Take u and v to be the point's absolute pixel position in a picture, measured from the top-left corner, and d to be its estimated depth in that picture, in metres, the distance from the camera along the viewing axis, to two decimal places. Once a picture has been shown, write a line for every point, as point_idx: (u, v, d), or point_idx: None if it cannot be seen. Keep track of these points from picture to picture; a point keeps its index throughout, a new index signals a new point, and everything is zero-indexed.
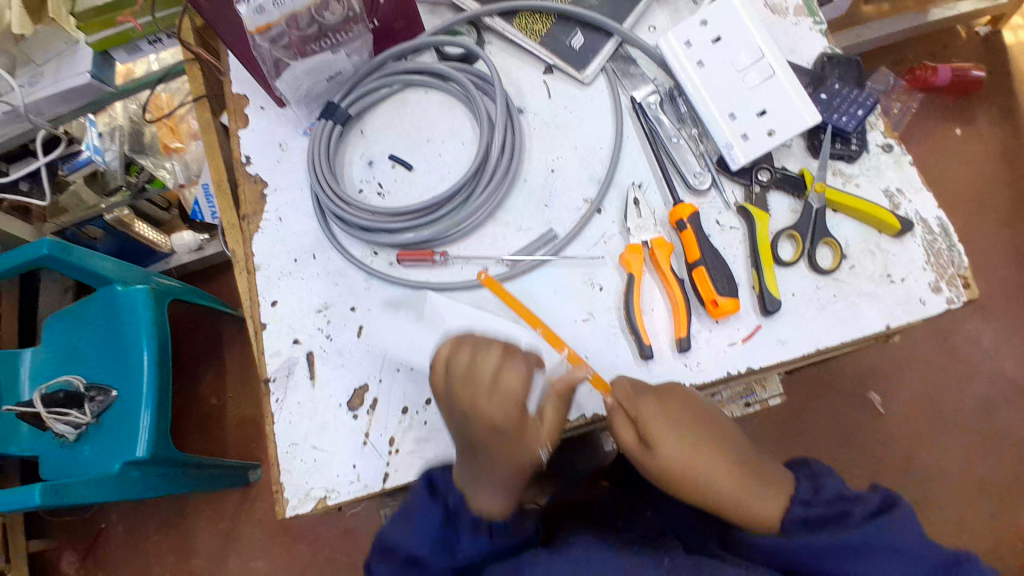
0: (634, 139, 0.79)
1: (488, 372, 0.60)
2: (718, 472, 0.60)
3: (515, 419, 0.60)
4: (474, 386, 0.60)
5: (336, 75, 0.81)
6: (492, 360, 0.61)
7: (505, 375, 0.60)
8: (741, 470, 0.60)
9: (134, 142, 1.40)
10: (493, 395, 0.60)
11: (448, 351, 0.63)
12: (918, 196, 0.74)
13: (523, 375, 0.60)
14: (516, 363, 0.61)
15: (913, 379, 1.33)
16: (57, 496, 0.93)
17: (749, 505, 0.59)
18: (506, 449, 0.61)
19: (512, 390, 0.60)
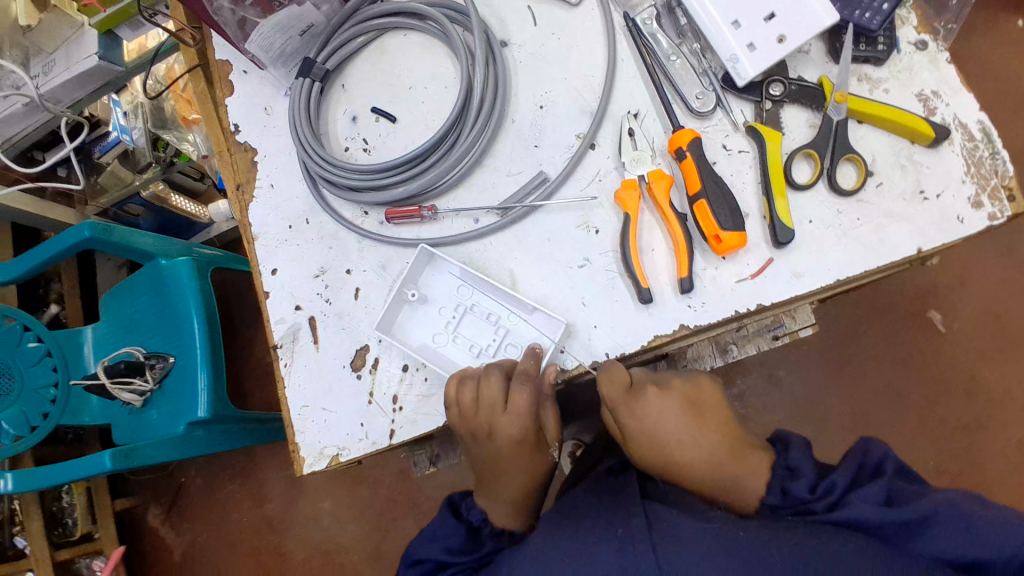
0: (629, 62, 0.72)
1: (497, 396, 0.65)
2: (697, 457, 0.63)
3: (526, 430, 0.67)
4: (486, 411, 0.65)
5: (309, 28, 0.78)
6: (498, 386, 0.65)
7: (513, 396, 0.65)
8: (721, 452, 0.63)
9: (157, 118, 1.32)
10: (506, 414, 0.66)
11: (457, 386, 0.65)
12: (957, 97, 0.65)
13: (530, 396, 0.65)
14: (521, 385, 0.65)
15: (977, 296, 1.22)
16: (126, 460, 0.99)
17: (741, 481, 0.61)
18: (520, 458, 0.69)
19: (523, 407, 0.65)
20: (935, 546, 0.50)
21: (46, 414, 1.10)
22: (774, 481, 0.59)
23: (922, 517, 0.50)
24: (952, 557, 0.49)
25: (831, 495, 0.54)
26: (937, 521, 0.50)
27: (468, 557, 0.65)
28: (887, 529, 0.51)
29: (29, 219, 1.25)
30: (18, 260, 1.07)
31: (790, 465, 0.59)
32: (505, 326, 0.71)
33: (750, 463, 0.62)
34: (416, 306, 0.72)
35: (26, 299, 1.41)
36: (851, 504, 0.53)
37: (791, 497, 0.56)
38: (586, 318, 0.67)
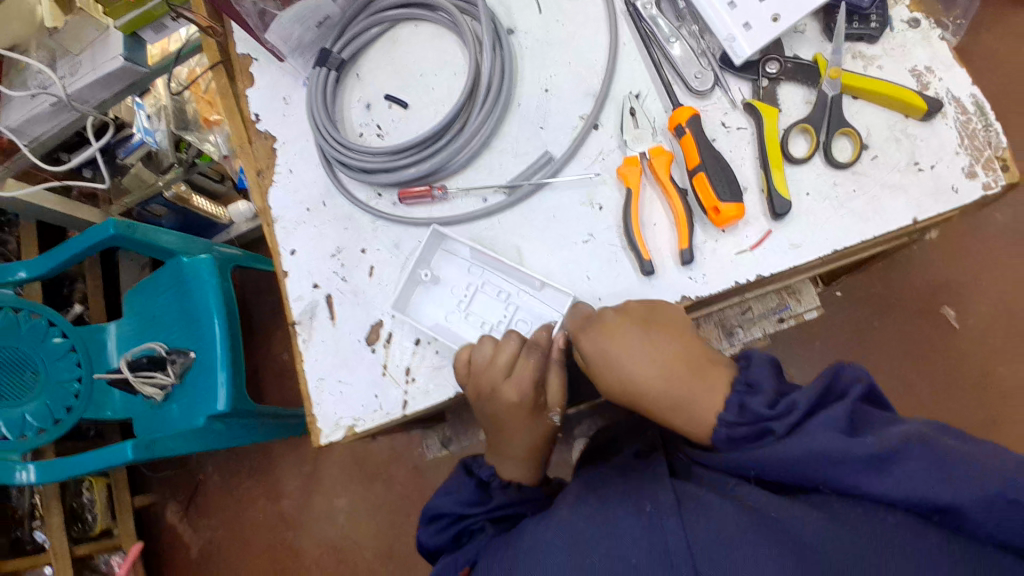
0: (631, 45, 0.75)
1: (503, 362, 0.66)
2: (658, 385, 0.60)
3: (530, 398, 0.67)
4: (491, 373, 0.66)
5: (325, 20, 0.81)
6: (510, 348, 0.67)
7: (519, 363, 0.67)
8: (680, 377, 0.60)
9: (179, 120, 1.36)
10: (510, 381, 0.67)
11: (470, 349, 0.68)
12: (950, 72, 0.67)
13: (537, 363, 0.67)
14: (531, 350, 0.68)
15: (990, 289, 1.22)
16: (146, 451, 1.03)
17: (691, 404, 0.59)
18: (521, 423, 0.68)
19: (529, 376, 0.67)
20: (901, 483, 0.48)
21: (69, 407, 1.14)
22: (732, 396, 0.57)
23: (891, 449, 0.49)
24: (914, 494, 0.48)
25: (793, 415, 0.53)
26: (907, 455, 0.49)
27: (478, 508, 0.69)
28: (855, 464, 0.49)
29: (55, 217, 1.31)
30: (46, 257, 1.11)
31: (748, 382, 0.58)
32: (515, 302, 0.74)
33: (711, 378, 0.59)
34: (430, 286, 0.76)
35: (51, 297, 1.45)
36: (809, 432, 0.51)
37: (750, 415, 0.55)
38: (591, 290, 0.70)
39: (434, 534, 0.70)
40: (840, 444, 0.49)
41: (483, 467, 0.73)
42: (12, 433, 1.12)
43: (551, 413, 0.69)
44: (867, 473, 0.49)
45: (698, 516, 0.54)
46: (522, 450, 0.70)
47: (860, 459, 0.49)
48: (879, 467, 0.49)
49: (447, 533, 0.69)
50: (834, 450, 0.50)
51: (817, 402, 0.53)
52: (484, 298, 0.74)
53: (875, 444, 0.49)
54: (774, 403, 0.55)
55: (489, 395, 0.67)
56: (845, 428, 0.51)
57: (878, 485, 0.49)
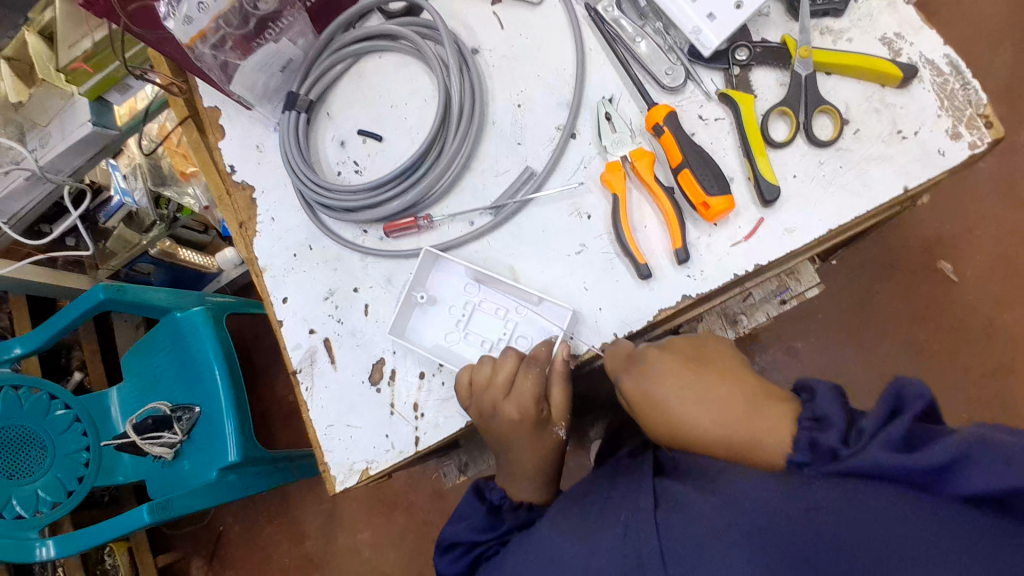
0: (596, 51, 0.74)
1: (502, 380, 0.65)
2: (705, 417, 0.56)
3: (532, 413, 0.66)
4: (491, 393, 0.65)
5: (289, 64, 0.81)
6: (508, 366, 0.66)
7: (519, 379, 0.66)
8: (735, 407, 0.55)
9: (155, 176, 1.32)
10: (511, 398, 0.65)
11: (470, 370, 0.68)
12: (919, 36, 0.67)
13: (537, 377, 0.65)
14: (528, 364, 0.67)
15: (985, 239, 1.22)
16: (162, 513, 1.00)
17: (745, 443, 0.53)
18: (523, 438, 0.67)
19: (530, 390, 0.65)
20: (968, 485, 0.44)
21: (80, 478, 1.10)
22: (799, 434, 0.50)
23: (954, 457, 0.44)
24: (985, 490, 0.44)
25: (859, 443, 0.47)
26: (971, 458, 0.44)
27: (490, 533, 0.67)
28: (918, 478, 0.45)
29: (40, 290, 1.25)
30: (39, 330, 1.09)
31: (816, 414, 0.51)
32: (513, 318, 0.73)
33: (768, 416, 0.54)
34: (427, 308, 0.74)
35: (50, 368, 1.43)
36: (869, 451, 0.46)
37: (818, 450, 0.48)
38: (589, 301, 0.69)
39: (450, 563, 0.68)
40: (904, 462, 0.44)
41: (494, 490, 0.71)
42: (26, 512, 1.07)
43: (557, 425, 0.68)
44: (932, 481, 0.45)
45: (673, 517, 0.53)
46: (529, 467, 0.68)
47: (921, 472, 0.44)
48: (947, 472, 0.44)
49: (462, 561, 0.67)
50: (899, 468, 0.45)
51: (883, 422, 0.48)
52: (485, 321, 0.73)
53: (935, 454, 0.44)
54: (845, 434, 0.48)
55: (492, 414, 0.66)
56: (901, 445, 0.45)
57: (949, 489, 0.44)
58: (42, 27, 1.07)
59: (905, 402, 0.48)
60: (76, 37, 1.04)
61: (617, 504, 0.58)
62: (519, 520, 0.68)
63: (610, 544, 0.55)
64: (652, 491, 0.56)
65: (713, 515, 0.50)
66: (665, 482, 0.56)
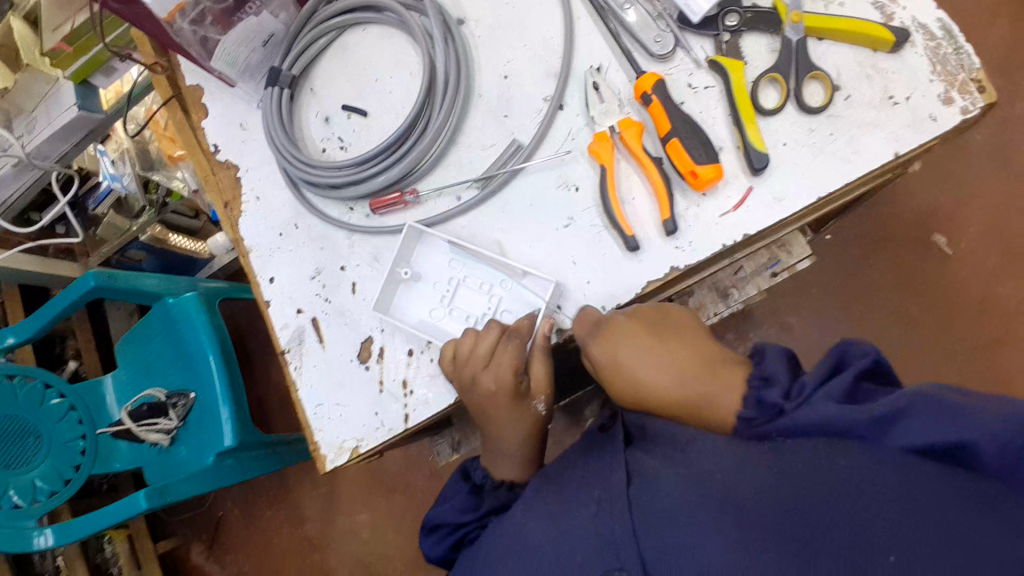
0: (585, 19, 0.73)
1: (483, 352, 0.65)
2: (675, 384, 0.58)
3: (508, 386, 0.65)
4: (472, 363, 0.65)
5: (271, 38, 0.79)
6: (490, 339, 0.65)
7: (498, 352, 0.65)
8: (698, 371, 0.58)
9: (145, 159, 1.29)
10: (490, 368, 0.65)
11: (453, 344, 0.67)
12: (913, 0, 0.66)
13: (516, 349, 0.65)
14: (510, 338, 0.66)
15: (981, 213, 1.21)
16: (159, 498, 1.00)
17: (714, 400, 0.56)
18: (505, 412, 0.67)
19: (508, 362, 0.65)
20: (909, 436, 0.46)
21: (78, 465, 1.10)
22: (748, 393, 0.54)
23: (897, 407, 0.46)
24: (928, 443, 0.45)
25: (801, 397, 0.51)
26: (910, 411, 0.46)
27: (472, 514, 0.68)
28: (861, 427, 0.47)
29: (31, 278, 1.24)
30: (32, 318, 1.08)
31: (763, 374, 0.55)
32: (498, 293, 0.72)
33: (726, 377, 0.57)
34: (410, 285, 0.74)
35: (44, 357, 1.43)
36: (812, 406, 0.49)
37: (764, 406, 0.52)
38: (577, 275, 0.68)
39: (435, 544, 0.69)
40: (842, 413, 0.48)
41: (477, 470, 0.72)
42: (24, 501, 1.07)
43: (536, 398, 0.68)
44: (873, 433, 0.47)
45: (642, 492, 0.54)
46: (513, 445, 0.68)
47: (863, 422, 0.47)
48: (890, 423, 0.46)
49: (447, 541, 0.68)
50: (840, 418, 0.48)
51: (824, 377, 0.51)
52: (480, 296, 0.72)
53: (877, 406, 0.47)
54: (787, 390, 0.52)
55: (471, 386, 0.65)
56: (844, 397, 0.49)
57: (898, 441, 0.46)
58: (27, 12, 1.04)
59: (848, 361, 0.52)
60: (60, 20, 1.01)
61: (592, 477, 0.59)
62: (501, 499, 0.68)
63: (583, 525, 0.55)
64: (624, 466, 0.57)
65: (683, 490, 0.52)
66: (637, 455, 0.58)
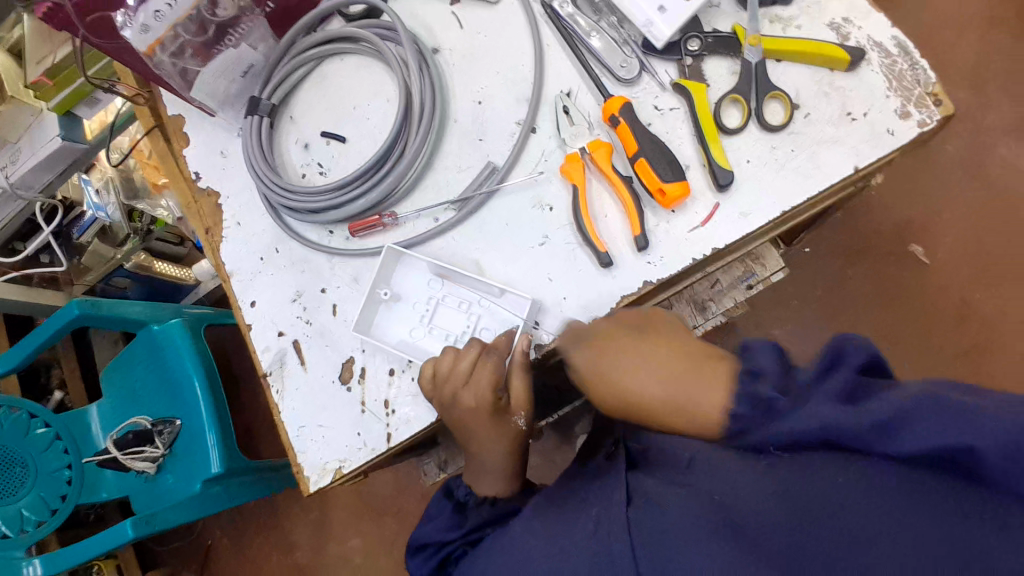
0: (554, 46, 0.75)
1: (463, 369, 0.66)
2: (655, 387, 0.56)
3: (488, 401, 0.66)
4: (452, 382, 0.65)
5: (250, 70, 0.81)
6: (469, 356, 0.66)
7: (477, 370, 0.66)
8: (683, 372, 0.56)
9: (129, 188, 1.30)
10: (469, 387, 0.65)
11: (433, 363, 0.68)
12: (868, 20, 0.69)
13: (495, 364, 0.66)
14: (489, 355, 0.67)
15: (954, 223, 1.24)
16: (147, 526, 0.99)
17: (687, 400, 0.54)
18: (484, 428, 0.67)
19: (488, 378, 0.66)
20: (914, 440, 0.43)
21: (64, 495, 1.09)
22: (738, 390, 0.51)
23: (898, 411, 0.44)
24: (933, 447, 0.43)
25: (795, 394, 0.49)
26: (913, 412, 0.44)
27: (456, 531, 0.68)
28: (861, 433, 0.45)
29: (14, 308, 1.24)
30: (15, 347, 1.08)
31: (751, 368, 0.52)
32: (476, 311, 0.73)
33: (711, 375, 0.54)
34: (391, 305, 0.75)
35: (29, 388, 1.42)
36: (809, 408, 0.47)
37: (755, 401, 0.50)
38: (554, 293, 0.70)
39: (421, 564, 0.70)
40: (841, 416, 0.45)
41: (461, 487, 0.73)
42: (12, 530, 1.07)
43: (515, 413, 0.67)
44: (877, 439, 0.44)
45: (644, 512, 0.54)
46: (496, 462, 0.69)
47: (860, 427, 0.45)
48: (893, 428, 0.44)
49: (431, 561, 0.69)
50: (839, 421, 0.45)
51: (821, 373, 0.49)
52: (460, 314, 0.73)
53: (875, 409, 0.45)
54: (782, 387, 0.49)
55: (452, 403, 0.66)
56: (841, 398, 0.46)
57: (892, 449, 0.44)
58: (12, 45, 1.08)
59: (845, 355, 0.49)
60: (44, 54, 1.02)
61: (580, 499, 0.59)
62: (484, 516, 0.69)
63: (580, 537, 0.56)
64: (625, 487, 0.57)
65: (682, 505, 0.52)
66: (638, 477, 0.58)
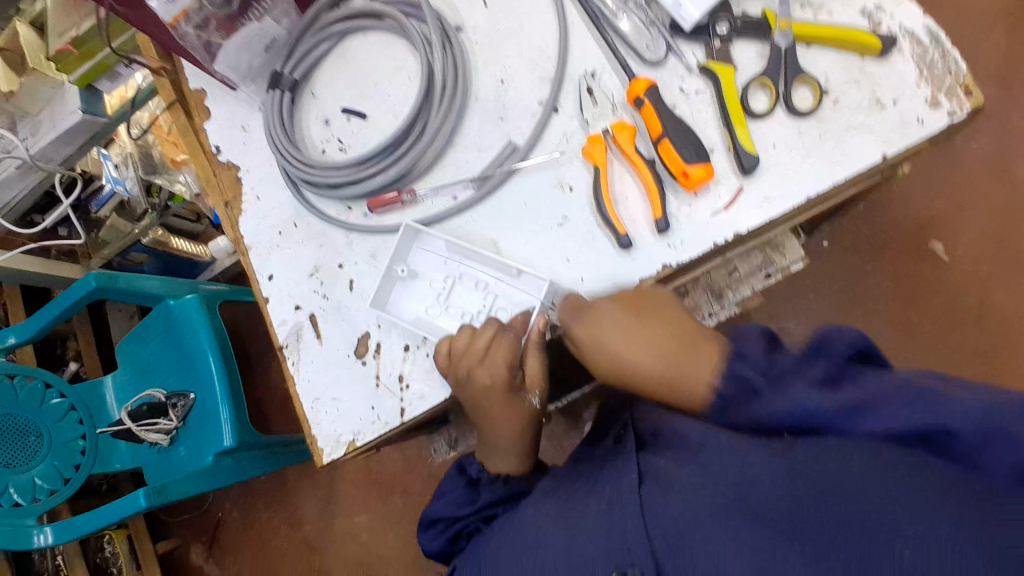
0: (579, 25, 0.74)
1: (479, 347, 0.66)
2: (653, 367, 0.59)
3: (503, 378, 0.66)
4: (468, 358, 0.66)
5: (273, 44, 0.81)
6: (486, 335, 0.66)
7: (494, 347, 0.66)
8: (673, 350, 0.59)
9: (148, 164, 1.28)
10: (485, 364, 0.66)
11: (448, 339, 0.67)
12: (900, 7, 0.68)
13: (512, 343, 0.66)
14: (506, 338, 0.67)
15: (975, 220, 1.22)
16: (159, 497, 1.01)
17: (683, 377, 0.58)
18: (500, 406, 0.68)
19: (504, 357, 0.66)
20: (883, 422, 0.47)
21: (78, 464, 1.11)
22: (728, 371, 0.55)
23: (866, 396, 0.48)
24: (898, 429, 0.47)
25: (773, 376, 0.53)
26: (883, 400, 0.48)
27: (468, 507, 0.69)
28: (830, 413, 0.49)
29: (34, 279, 1.26)
30: (34, 318, 1.09)
31: (741, 353, 0.56)
32: (494, 290, 0.73)
33: (705, 356, 0.58)
34: (408, 282, 0.75)
35: (46, 358, 1.44)
36: (786, 390, 0.51)
37: (734, 380, 0.55)
38: (571, 273, 0.70)
39: (433, 538, 0.70)
40: (817, 399, 0.49)
41: (473, 464, 0.73)
42: (24, 499, 1.07)
43: (531, 394, 0.69)
44: (843, 418, 0.49)
45: (660, 496, 0.55)
46: (513, 441, 0.69)
47: (833, 408, 0.49)
48: (859, 413, 0.48)
49: (444, 536, 0.69)
50: (813, 406, 0.49)
51: (802, 359, 0.53)
52: (480, 293, 0.74)
53: (850, 394, 0.49)
54: (763, 368, 0.54)
55: (466, 381, 0.66)
56: (819, 382, 0.50)
57: (857, 428, 0.48)
58: (34, 18, 1.06)
59: (827, 344, 0.53)
60: (65, 25, 1.02)
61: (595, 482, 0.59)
62: (497, 493, 0.69)
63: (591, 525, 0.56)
64: (636, 470, 0.59)
65: (703, 490, 0.54)
66: (650, 460, 0.59)
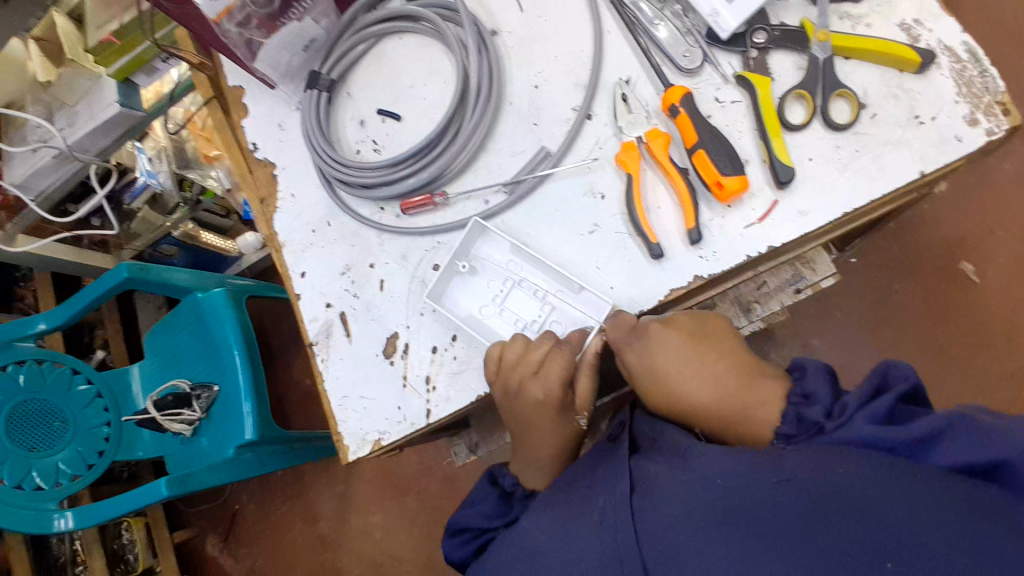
0: (615, 32, 0.75)
1: (534, 359, 0.67)
2: (705, 395, 0.63)
3: (556, 394, 0.67)
4: (520, 370, 0.67)
5: (312, 43, 0.82)
6: (540, 349, 0.67)
7: (549, 362, 0.67)
8: (731, 381, 0.62)
9: (180, 159, 1.33)
10: (538, 378, 0.67)
11: (500, 346, 0.68)
12: (938, 21, 0.67)
13: (566, 359, 0.67)
14: (560, 352, 0.67)
15: (1009, 240, 1.20)
16: (180, 486, 1.03)
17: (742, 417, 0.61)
18: (546, 421, 0.69)
19: (557, 373, 0.66)
20: (954, 454, 0.49)
21: (102, 451, 1.13)
22: (789, 408, 0.58)
23: (936, 429, 0.49)
24: (969, 461, 0.48)
25: (842, 415, 0.53)
26: (950, 432, 0.49)
27: (499, 520, 0.70)
28: (902, 450, 0.50)
29: (66, 266, 1.29)
30: (64, 306, 1.10)
31: (804, 391, 0.58)
32: (551, 301, 0.73)
33: (763, 395, 0.61)
34: (467, 277, 0.76)
35: (74, 346, 1.47)
36: (854, 425, 0.52)
37: (804, 423, 0.56)
38: (601, 280, 0.70)
39: (459, 546, 0.71)
40: (885, 435, 0.50)
41: (506, 476, 0.74)
42: (47, 484, 1.09)
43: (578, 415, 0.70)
44: (915, 452, 0.50)
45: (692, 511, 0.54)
46: (545, 451, 0.71)
47: (904, 442, 0.49)
48: (931, 445, 0.49)
49: (470, 546, 0.70)
50: (879, 441, 0.50)
51: (866, 397, 0.54)
52: (533, 300, 0.74)
53: (919, 428, 0.49)
54: (829, 410, 0.55)
55: (517, 391, 0.67)
56: (884, 419, 0.51)
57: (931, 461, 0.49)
58: (72, 10, 1.09)
59: (890, 383, 0.55)
60: (105, 18, 1.06)
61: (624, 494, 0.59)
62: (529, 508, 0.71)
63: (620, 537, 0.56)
64: (629, 475, 0.61)
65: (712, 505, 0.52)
66: (641, 464, 0.62)
